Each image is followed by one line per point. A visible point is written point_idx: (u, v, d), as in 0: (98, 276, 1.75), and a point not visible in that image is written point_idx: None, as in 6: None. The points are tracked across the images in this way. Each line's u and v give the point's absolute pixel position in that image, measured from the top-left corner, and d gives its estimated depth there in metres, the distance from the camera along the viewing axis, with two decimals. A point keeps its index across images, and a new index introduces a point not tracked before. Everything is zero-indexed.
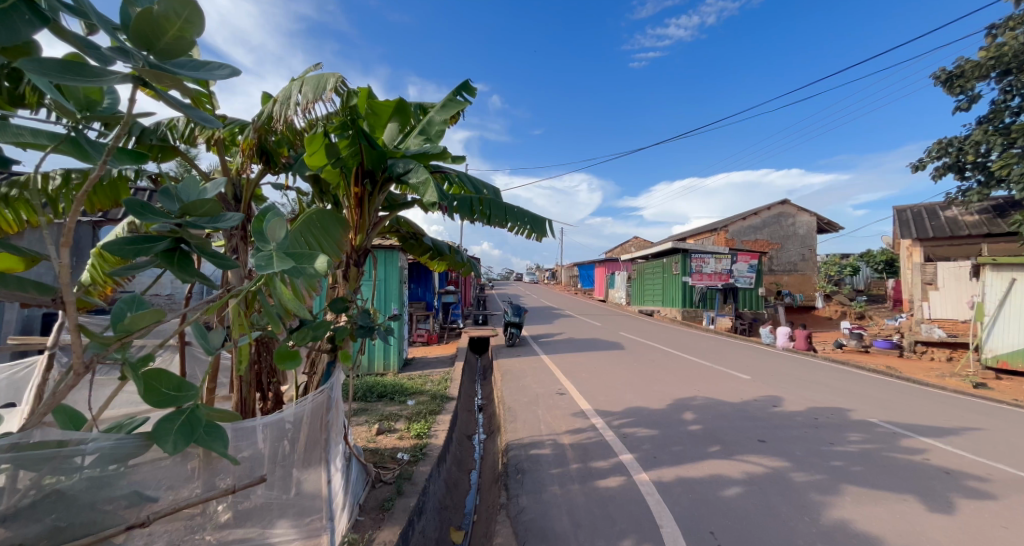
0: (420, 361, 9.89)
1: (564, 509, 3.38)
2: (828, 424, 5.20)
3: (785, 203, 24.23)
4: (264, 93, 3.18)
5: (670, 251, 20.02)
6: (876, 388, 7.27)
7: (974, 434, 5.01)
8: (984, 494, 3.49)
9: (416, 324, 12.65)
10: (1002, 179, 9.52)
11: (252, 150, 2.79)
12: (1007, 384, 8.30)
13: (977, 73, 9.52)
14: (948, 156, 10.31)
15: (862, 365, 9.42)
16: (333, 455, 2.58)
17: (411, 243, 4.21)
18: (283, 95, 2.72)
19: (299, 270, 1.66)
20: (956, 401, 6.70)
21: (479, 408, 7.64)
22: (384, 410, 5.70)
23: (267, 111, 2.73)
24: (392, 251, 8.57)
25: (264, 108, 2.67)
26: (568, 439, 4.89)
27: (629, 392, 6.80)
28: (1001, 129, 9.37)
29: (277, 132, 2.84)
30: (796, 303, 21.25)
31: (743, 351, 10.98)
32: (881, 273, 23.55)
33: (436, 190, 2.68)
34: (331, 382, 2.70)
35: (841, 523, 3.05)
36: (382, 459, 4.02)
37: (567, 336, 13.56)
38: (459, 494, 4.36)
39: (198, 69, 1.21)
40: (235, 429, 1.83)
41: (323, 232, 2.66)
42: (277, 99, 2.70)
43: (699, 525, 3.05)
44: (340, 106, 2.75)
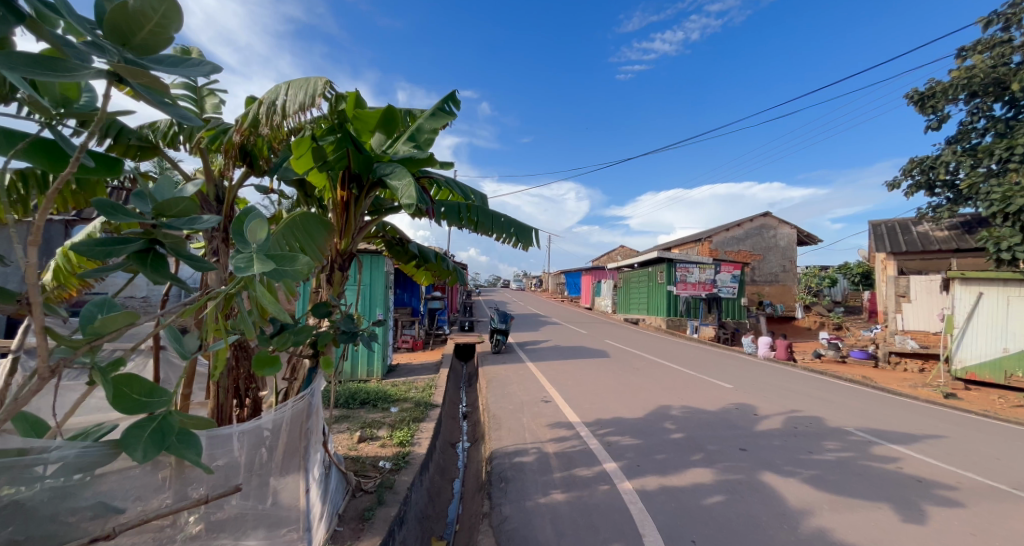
0: (405, 368, 9.80)
1: (547, 519, 3.35)
2: (807, 432, 5.30)
3: (767, 215, 24.84)
4: (250, 97, 3.18)
5: (656, 260, 20.31)
6: (852, 398, 7.43)
7: (941, 442, 5.17)
8: (953, 502, 3.59)
9: (401, 330, 12.58)
10: (969, 197, 9.93)
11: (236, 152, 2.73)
12: (975, 395, 8.57)
13: (948, 94, 9.97)
14: (920, 174, 10.76)
15: (840, 376, 9.62)
16: (312, 463, 2.52)
17: (397, 249, 4.19)
18: (267, 98, 2.71)
19: (278, 272, 1.62)
20: (927, 410, 6.88)
21: (463, 415, 7.58)
22: (366, 417, 5.62)
23: (252, 112, 2.69)
24: (378, 256, 8.48)
25: (245, 110, 2.65)
26: (552, 447, 4.88)
27: (612, 400, 6.83)
28: (969, 149, 9.81)
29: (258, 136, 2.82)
30: (776, 314, 21.72)
31: (726, 361, 11.14)
32: (858, 285, 24.19)
33: (414, 192, 2.66)
34: (312, 388, 2.65)
35: (819, 532, 3.09)
36: (363, 467, 3.96)
37: (553, 343, 13.54)
38: (441, 503, 4.28)
39: (177, 64, 1.19)
40: (210, 437, 1.79)
41: (306, 234, 2.64)
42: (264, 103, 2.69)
43: (681, 534, 3.07)
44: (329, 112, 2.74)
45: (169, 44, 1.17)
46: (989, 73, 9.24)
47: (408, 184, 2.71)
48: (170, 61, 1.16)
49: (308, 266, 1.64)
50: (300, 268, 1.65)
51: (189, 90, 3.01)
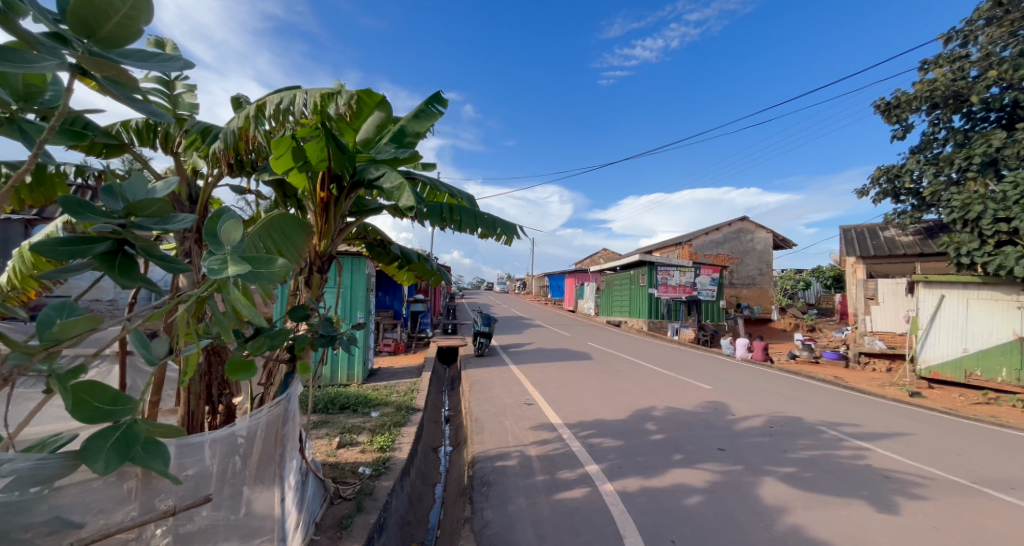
0: (386, 371, 9.66)
1: (529, 523, 3.34)
2: (782, 432, 5.43)
3: (744, 220, 25.48)
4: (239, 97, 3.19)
5: (637, 264, 20.60)
6: (825, 397, 7.65)
7: (906, 438, 5.39)
8: (919, 496, 3.72)
9: (383, 333, 12.43)
10: (932, 204, 10.41)
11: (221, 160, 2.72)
12: (939, 393, 8.94)
13: (912, 106, 10.44)
14: (886, 182, 11.25)
15: (814, 376, 9.90)
16: (288, 470, 2.46)
17: (378, 250, 4.14)
18: (273, 100, 2.78)
19: (254, 274, 1.58)
20: (894, 409, 7.14)
21: (445, 419, 7.52)
22: (346, 422, 5.51)
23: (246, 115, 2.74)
24: (359, 258, 8.36)
25: (247, 109, 2.67)
26: (534, 450, 4.88)
27: (595, 402, 6.88)
28: (931, 158, 10.29)
29: (254, 137, 2.84)
30: (753, 316, 22.26)
31: (705, 362, 11.34)
32: (830, 288, 25.00)
33: (412, 194, 2.65)
34: (288, 393, 2.59)
35: (794, 529, 3.17)
36: (342, 474, 3.88)
37: (536, 346, 13.58)
38: (422, 509, 4.23)
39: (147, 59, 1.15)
40: (179, 446, 1.74)
41: (284, 236, 2.59)
42: (273, 106, 2.77)
43: (662, 534, 3.11)
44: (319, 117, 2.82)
45: (140, 38, 1.12)
46: (949, 86, 9.73)
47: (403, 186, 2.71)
48: (139, 56, 1.11)
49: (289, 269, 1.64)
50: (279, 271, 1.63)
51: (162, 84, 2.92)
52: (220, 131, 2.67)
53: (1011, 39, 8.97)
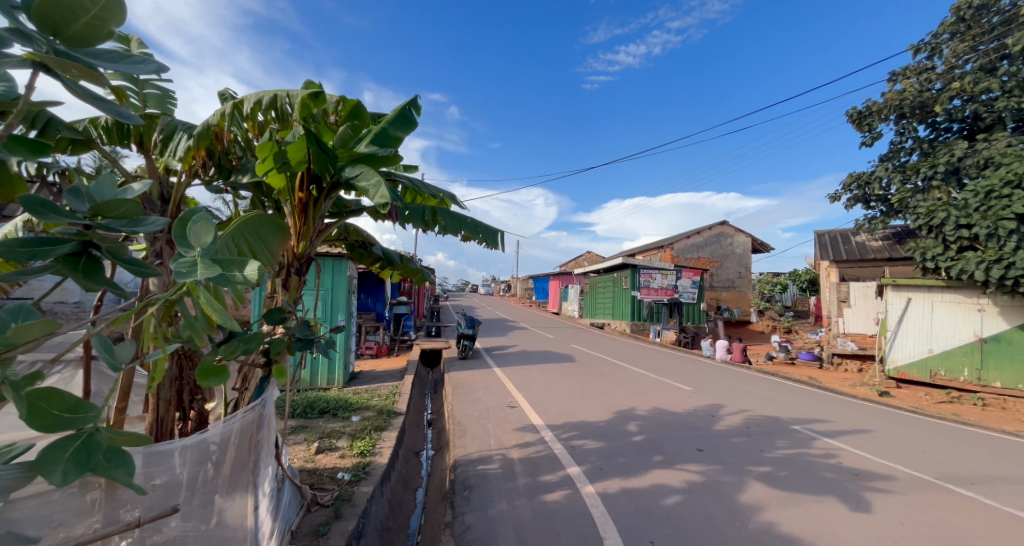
0: (368, 375, 9.53)
1: (510, 526, 3.33)
2: (759, 432, 5.55)
3: (724, 224, 26.06)
4: (223, 93, 3.21)
5: (620, 266, 20.84)
6: (799, 397, 7.87)
7: (875, 436, 5.58)
8: (885, 492, 3.86)
9: (365, 336, 12.28)
10: (899, 210, 10.84)
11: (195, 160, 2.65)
12: (906, 393, 9.28)
13: (881, 115, 10.86)
14: (858, 189, 11.68)
15: (790, 376, 10.16)
16: (263, 477, 2.40)
17: (359, 251, 4.09)
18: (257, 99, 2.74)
19: (226, 277, 1.56)
20: (864, 408, 7.39)
21: (428, 423, 7.45)
22: (325, 426, 5.41)
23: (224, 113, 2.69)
24: (340, 260, 8.24)
25: (224, 107, 2.62)
26: (516, 453, 4.88)
27: (577, 404, 6.92)
28: (899, 166, 10.73)
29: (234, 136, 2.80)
30: (733, 318, 22.75)
31: (686, 364, 11.52)
32: (806, 291, 25.73)
33: (388, 191, 2.59)
34: (263, 398, 2.52)
35: (767, 526, 3.24)
36: (320, 479, 3.81)
37: (520, 348, 13.58)
38: (402, 514, 4.17)
39: (117, 59, 1.12)
40: (146, 455, 1.72)
41: (259, 240, 2.56)
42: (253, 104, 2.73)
43: (640, 534, 3.14)
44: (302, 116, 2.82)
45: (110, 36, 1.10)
46: (916, 97, 10.15)
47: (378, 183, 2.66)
48: (108, 55, 1.09)
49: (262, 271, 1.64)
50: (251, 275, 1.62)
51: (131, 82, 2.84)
52: (195, 129, 2.60)
53: (973, 54, 9.43)
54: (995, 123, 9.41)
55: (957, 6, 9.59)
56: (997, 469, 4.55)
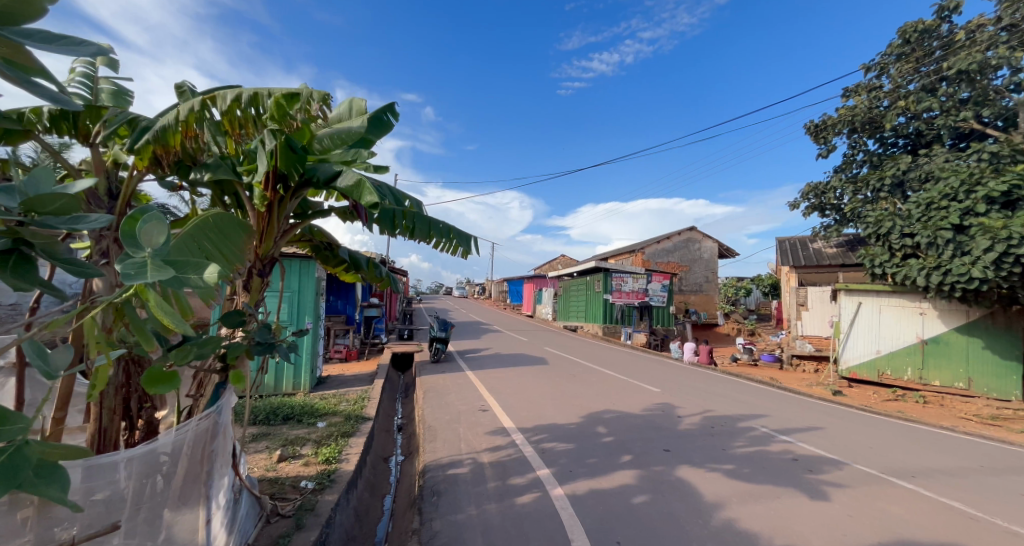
0: (336, 379, 9.27)
1: (478, 531, 3.31)
2: (722, 431, 5.73)
3: (693, 229, 26.91)
4: (182, 86, 3.07)
5: (593, 270, 21.17)
6: (760, 397, 8.20)
7: (827, 433, 5.87)
8: (834, 486, 4.06)
9: (334, 339, 11.97)
10: (851, 219, 11.52)
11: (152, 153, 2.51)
12: (857, 391, 9.83)
13: (835, 128, 11.51)
14: (815, 198, 12.35)
15: (753, 377, 10.59)
16: (216, 489, 2.29)
17: (325, 253, 3.97)
18: (228, 97, 2.65)
19: (182, 280, 1.53)
20: (818, 406, 7.77)
21: (398, 428, 7.32)
22: (288, 433, 5.22)
23: (191, 106, 2.58)
24: (308, 262, 7.98)
25: (193, 102, 2.51)
26: (486, 456, 4.86)
27: (548, 406, 6.96)
28: (851, 177, 11.40)
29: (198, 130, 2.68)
30: (700, 321, 23.49)
31: (655, 365, 11.79)
32: (768, 295, 26.86)
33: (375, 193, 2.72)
34: (219, 405, 2.40)
35: (728, 523, 3.35)
36: (282, 489, 3.67)
37: (493, 351, 13.55)
38: (369, 522, 4.07)
39: (52, 42, 1.00)
40: (87, 468, 1.62)
41: (222, 238, 2.47)
42: (226, 101, 2.63)
43: (607, 535, 3.18)
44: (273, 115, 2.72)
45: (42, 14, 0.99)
46: (866, 114, 10.82)
47: (365, 183, 2.74)
48: (41, 35, 0.98)
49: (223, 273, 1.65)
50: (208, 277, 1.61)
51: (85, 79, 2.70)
52: (157, 122, 2.48)
53: (916, 75, 10.12)
54: (936, 140, 10.13)
55: (903, 29, 10.28)
56: (935, 462, 4.87)
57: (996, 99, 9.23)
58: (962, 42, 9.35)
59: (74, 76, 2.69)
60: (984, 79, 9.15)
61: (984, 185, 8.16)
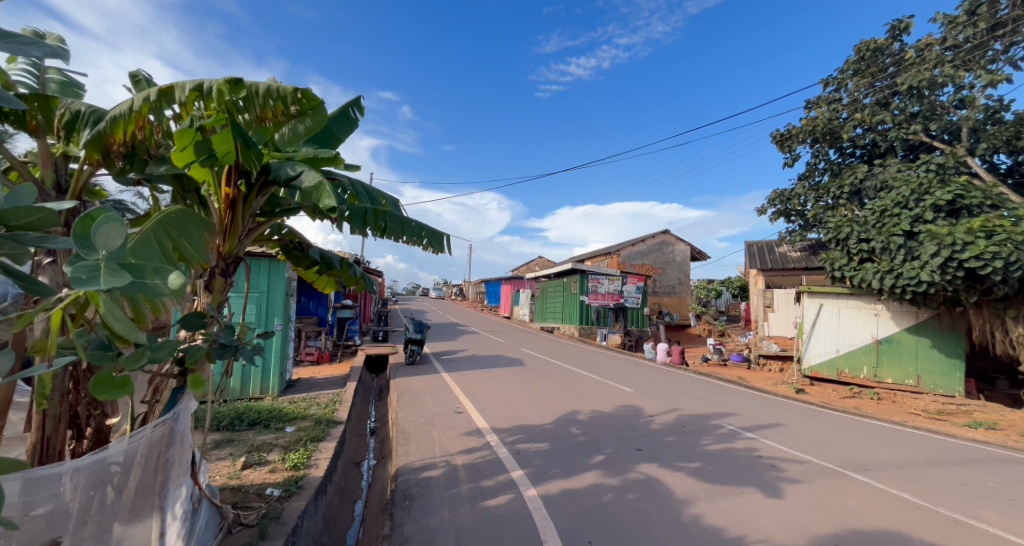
0: (306, 382, 9.01)
1: (450, 534, 3.28)
2: (691, 429, 5.87)
3: (666, 233, 27.54)
4: (137, 74, 2.92)
5: (570, 271, 21.36)
6: (728, 395, 8.46)
7: (788, 429, 6.11)
8: (794, 481, 4.23)
9: (305, 342, 11.63)
10: (813, 224, 12.06)
11: (105, 147, 2.39)
12: (818, 389, 10.27)
13: (799, 138, 12.03)
14: (780, 204, 12.87)
15: (722, 377, 10.91)
16: (173, 500, 2.19)
17: (295, 253, 3.84)
18: (184, 86, 2.55)
19: (139, 284, 1.47)
20: (782, 404, 8.07)
21: (370, 431, 7.17)
22: (254, 439, 5.03)
23: (145, 95, 2.48)
24: (277, 261, 7.71)
25: (148, 92, 2.42)
26: (460, 459, 4.82)
27: (523, 407, 6.98)
28: (813, 184, 11.94)
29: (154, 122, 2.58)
30: (673, 322, 24.05)
31: (629, 366, 11.99)
32: (737, 297, 27.75)
33: (333, 195, 2.63)
34: (176, 411, 2.29)
35: (696, 519, 3.43)
36: (245, 497, 3.52)
37: (469, 353, 13.47)
38: (338, 528, 3.97)
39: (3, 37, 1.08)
40: (26, 481, 1.51)
41: (182, 233, 2.37)
42: (185, 91, 2.53)
43: (579, 535, 3.20)
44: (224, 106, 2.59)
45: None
46: (826, 124, 11.36)
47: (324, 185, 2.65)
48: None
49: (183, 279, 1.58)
50: (168, 283, 1.54)
51: (29, 68, 2.54)
52: (109, 113, 2.38)
53: (871, 89, 10.69)
54: (889, 151, 10.75)
55: (858, 46, 10.87)
56: (888, 456, 5.14)
57: (942, 114, 9.87)
58: (912, 60, 9.96)
59: (16, 64, 2.50)
60: (931, 95, 9.79)
61: (932, 194, 8.71)
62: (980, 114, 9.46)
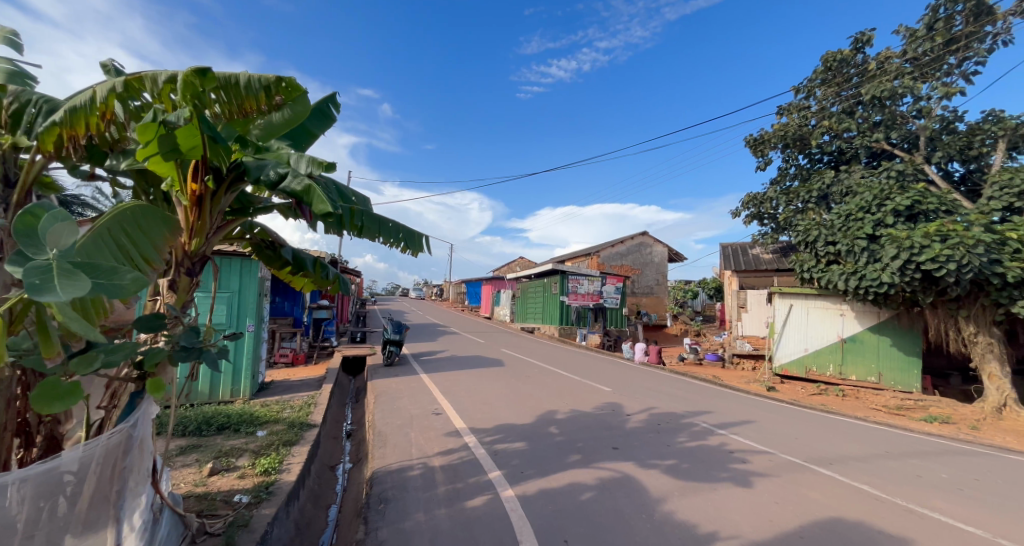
0: (280, 385, 8.77)
1: (426, 537, 3.24)
2: (666, 427, 5.98)
3: (645, 234, 27.99)
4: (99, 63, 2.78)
5: (550, 272, 21.46)
6: (703, 394, 8.64)
7: (759, 426, 6.29)
8: (764, 476, 4.35)
9: (279, 343, 11.32)
10: (784, 227, 12.46)
11: (60, 138, 2.25)
12: (788, 387, 10.61)
13: (771, 143, 12.43)
14: (754, 207, 13.25)
15: (697, 376, 11.14)
16: (131, 510, 2.08)
17: (267, 253, 3.73)
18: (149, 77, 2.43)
19: (95, 284, 1.45)
20: (754, 401, 8.31)
21: (346, 434, 7.03)
22: (223, 444, 4.86)
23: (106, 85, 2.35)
24: (250, 261, 7.47)
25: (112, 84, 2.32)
26: (438, 460, 4.77)
27: (502, 407, 6.96)
28: (784, 189, 12.35)
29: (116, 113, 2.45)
30: (651, 322, 24.47)
31: (608, 366, 12.11)
32: (713, 297, 28.43)
33: (331, 203, 2.73)
34: (135, 418, 2.17)
35: (669, 516, 3.49)
36: (211, 505, 3.39)
37: (449, 353, 13.38)
38: (311, 534, 3.87)
39: None
40: None
41: (138, 230, 2.33)
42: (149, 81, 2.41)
43: (555, 535, 3.20)
44: (194, 99, 2.48)
45: None
46: (796, 130, 11.75)
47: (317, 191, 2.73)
48: None
49: (140, 281, 1.56)
50: (125, 285, 1.52)
51: None
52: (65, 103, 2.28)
53: (837, 98, 11.11)
54: (854, 157, 11.18)
55: (826, 57, 11.29)
56: (850, 450, 5.36)
57: (902, 123, 10.36)
58: (875, 71, 10.41)
59: None
60: (892, 105, 10.24)
61: (893, 199, 9.14)
62: (936, 124, 9.97)
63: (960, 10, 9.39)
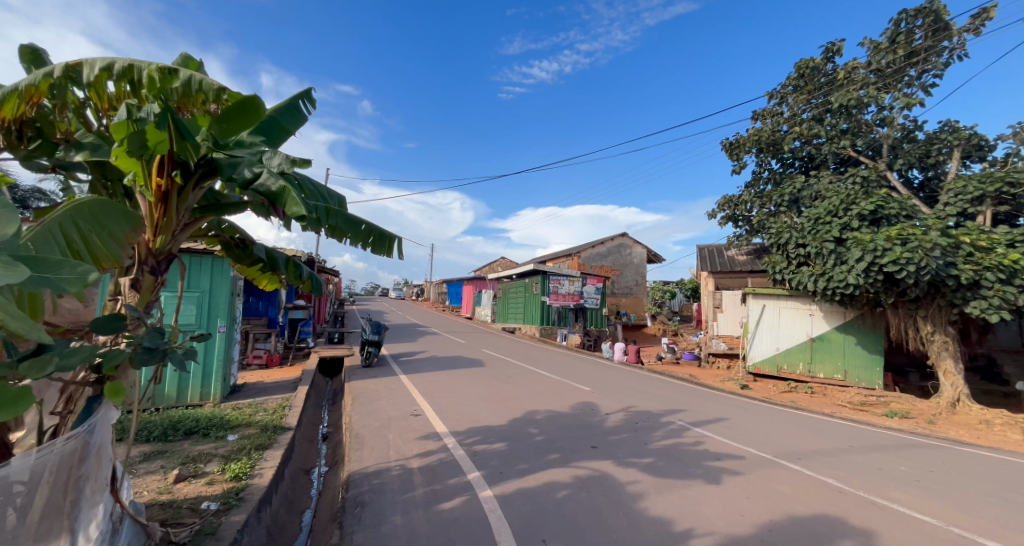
0: (252, 388, 8.50)
1: (402, 540, 3.19)
2: (644, 426, 6.06)
3: (625, 235, 28.39)
4: (25, 48, 2.61)
5: (532, 272, 21.51)
6: (680, 392, 8.82)
7: (732, 423, 6.45)
8: (736, 472, 4.46)
9: (252, 345, 10.97)
10: (758, 229, 12.82)
11: None
12: (761, 385, 10.92)
13: (745, 147, 12.78)
14: (729, 210, 13.61)
15: (674, 375, 11.33)
16: (86, 521, 1.98)
17: (237, 251, 3.63)
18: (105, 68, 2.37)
19: (41, 279, 1.37)
20: (728, 399, 8.51)
21: (322, 437, 6.87)
22: (191, 450, 4.68)
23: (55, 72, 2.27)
24: (219, 260, 7.21)
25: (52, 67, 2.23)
26: (416, 462, 4.71)
27: (482, 408, 6.93)
28: (758, 192, 12.73)
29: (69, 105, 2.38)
30: (630, 322, 24.82)
31: (588, 365, 12.22)
32: (690, 298, 29.05)
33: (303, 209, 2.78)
34: (92, 424, 2.06)
35: (645, 513, 3.54)
36: (177, 513, 3.25)
37: (429, 354, 13.24)
38: (283, 540, 3.77)
39: None
40: None
41: (96, 227, 2.22)
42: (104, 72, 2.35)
43: (533, 534, 3.20)
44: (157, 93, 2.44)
45: None
46: (769, 136, 12.12)
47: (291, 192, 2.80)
48: None
49: (89, 274, 1.48)
50: (70, 278, 1.44)
51: None
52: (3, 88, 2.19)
53: (808, 105, 11.50)
54: (823, 163, 11.61)
55: (799, 64, 11.67)
56: (818, 445, 5.54)
57: (867, 131, 10.81)
58: (842, 80, 10.83)
59: None
60: (858, 114, 10.69)
61: (858, 204, 9.54)
62: (898, 133, 10.45)
63: (919, 25, 9.89)
